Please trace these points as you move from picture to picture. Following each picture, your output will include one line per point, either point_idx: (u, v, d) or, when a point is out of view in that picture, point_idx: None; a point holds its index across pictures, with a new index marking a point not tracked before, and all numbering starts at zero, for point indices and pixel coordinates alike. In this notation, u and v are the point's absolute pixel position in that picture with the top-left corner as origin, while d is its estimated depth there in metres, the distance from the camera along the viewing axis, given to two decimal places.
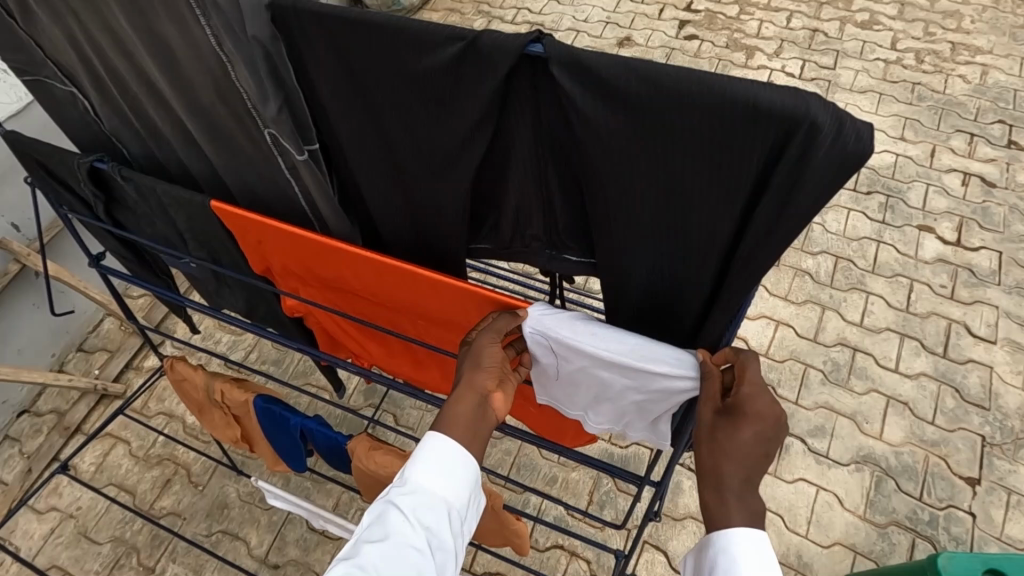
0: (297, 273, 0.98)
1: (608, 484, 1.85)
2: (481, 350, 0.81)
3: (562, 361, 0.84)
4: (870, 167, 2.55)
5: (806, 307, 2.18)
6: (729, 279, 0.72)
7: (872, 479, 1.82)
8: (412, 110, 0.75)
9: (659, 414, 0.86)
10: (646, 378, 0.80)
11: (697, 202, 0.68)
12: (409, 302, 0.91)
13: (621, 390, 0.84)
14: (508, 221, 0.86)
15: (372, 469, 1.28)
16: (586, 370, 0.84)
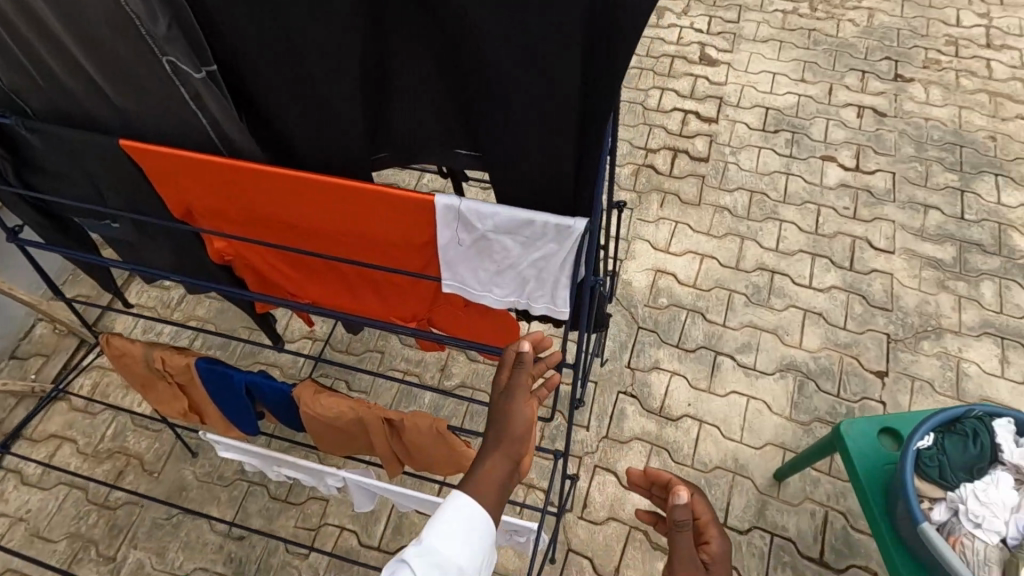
0: (219, 208, 1.01)
1: (557, 419, 1.97)
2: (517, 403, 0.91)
3: (464, 228, 0.83)
4: (776, 108, 2.74)
5: (726, 240, 2.34)
6: (586, 146, 0.83)
7: (795, 383, 1.99)
8: (290, 25, 0.83)
9: (558, 282, 0.86)
10: (543, 241, 0.80)
11: (547, 79, 0.78)
12: (326, 224, 0.95)
13: (519, 253, 0.84)
14: (403, 123, 0.96)
15: (318, 412, 1.35)
16: (489, 238, 0.83)
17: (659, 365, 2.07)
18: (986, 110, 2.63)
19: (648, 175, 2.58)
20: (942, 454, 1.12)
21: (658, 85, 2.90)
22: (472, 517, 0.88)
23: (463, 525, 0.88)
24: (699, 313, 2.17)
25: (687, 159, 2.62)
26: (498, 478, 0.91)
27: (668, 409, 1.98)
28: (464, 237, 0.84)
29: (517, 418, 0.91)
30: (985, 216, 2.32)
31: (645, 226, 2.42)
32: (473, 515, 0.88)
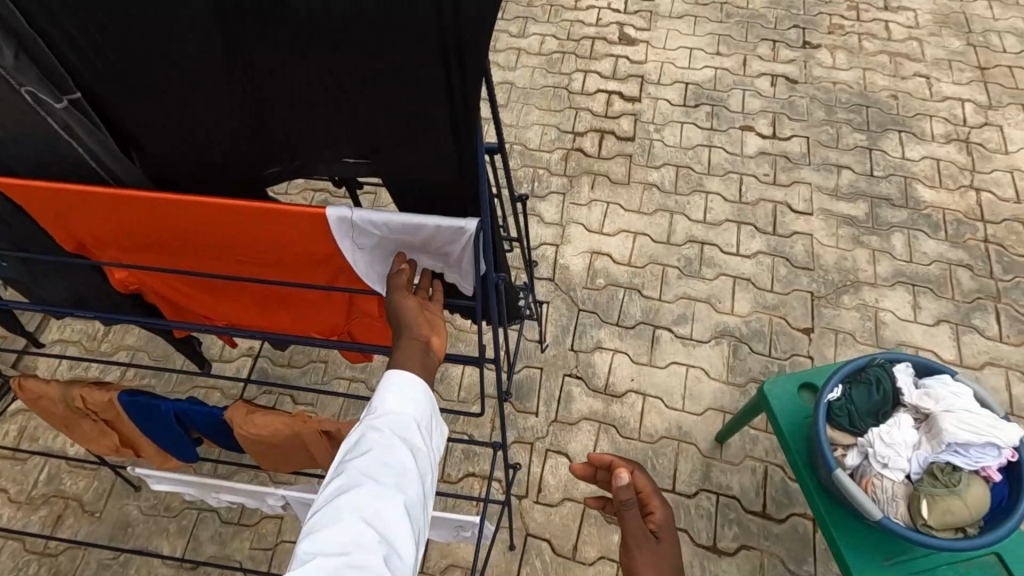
0: (117, 239, 0.97)
1: (507, 409, 2.00)
2: (401, 305, 0.89)
3: (360, 238, 0.83)
4: (696, 82, 2.81)
5: (657, 216, 2.41)
6: (459, 124, 0.85)
7: (729, 348, 2.08)
8: (138, 31, 0.84)
9: (462, 280, 0.87)
10: (439, 242, 0.81)
11: (403, 58, 0.80)
12: (224, 244, 0.93)
13: (419, 254, 0.84)
14: (283, 133, 0.95)
15: (253, 432, 1.32)
16: (386, 243, 0.83)
17: (601, 344, 2.11)
18: (887, 71, 2.78)
19: (577, 158, 2.61)
20: (849, 403, 1.21)
21: (581, 68, 2.93)
22: (414, 385, 0.86)
23: (407, 390, 0.85)
24: (635, 290, 2.22)
25: (614, 139, 2.66)
26: (422, 363, 0.88)
27: (613, 386, 2.03)
28: (361, 247, 0.84)
29: (406, 314, 0.89)
30: (892, 172, 2.45)
31: (578, 209, 2.45)
32: (414, 382, 0.86)
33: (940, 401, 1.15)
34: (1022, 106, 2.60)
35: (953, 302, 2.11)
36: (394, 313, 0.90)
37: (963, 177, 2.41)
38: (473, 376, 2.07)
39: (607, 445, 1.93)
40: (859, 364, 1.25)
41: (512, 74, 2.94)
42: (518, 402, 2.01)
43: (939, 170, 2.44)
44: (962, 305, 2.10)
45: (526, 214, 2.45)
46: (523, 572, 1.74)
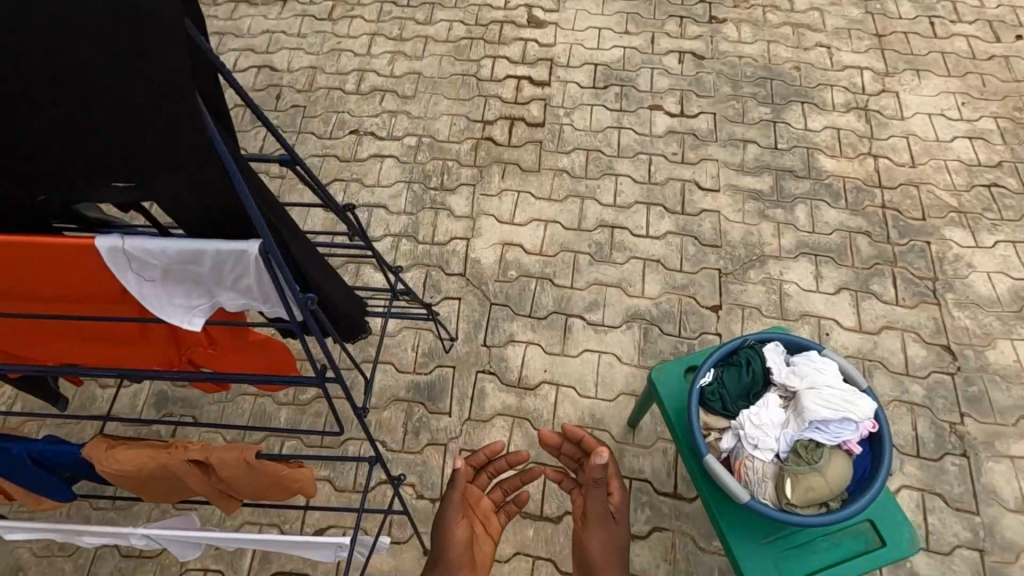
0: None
1: (419, 411, 1.96)
2: (445, 533, 1.33)
3: (142, 267, 0.77)
4: (604, 63, 2.78)
5: (567, 202, 2.38)
6: (189, 113, 0.79)
7: (641, 331, 2.08)
8: None
9: (268, 299, 0.82)
10: (226, 265, 0.75)
11: (101, 50, 0.76)
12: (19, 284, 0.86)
13: (212, 279, 0.79)
14: (30, 169, 0.87)
15: (116, 469, 1.24)
16: (173, 272, 0.78)
17: (514, 338, 2.09)
18: (790, 42, 2.80)
19: (487, 148, 2.55)
20: (721, 387, 1.21)
21: (490, 54, 2.86)
22: None
23: None
24: (547, 280, 2.20)
25: (524, 126, 2.61)
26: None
27: (526, 379, 2.01)
28: (147, 278, 0.78)
29: (447, 533, 1.33)
30: (795, 144, 2.48)
31: (489, 200, 2.41)
32: None
33: (805, 379, 1.17)
34: (916, 71, 2.66)
35: (853, 269, 2.16)
36: (437, 537, 1.34)
37: (862, 144, 2.46)
38: (384, 381, 2.02)
39: (521, 439, 1.91)
40: (732, 347, 1.26)
41: (419, 63, 2.85)
42: (431, 403, 1.97)
43: (839, 139, 2.48)
44: (862, 272, 2.16)
45: (436, 209, 2.39)
46: None
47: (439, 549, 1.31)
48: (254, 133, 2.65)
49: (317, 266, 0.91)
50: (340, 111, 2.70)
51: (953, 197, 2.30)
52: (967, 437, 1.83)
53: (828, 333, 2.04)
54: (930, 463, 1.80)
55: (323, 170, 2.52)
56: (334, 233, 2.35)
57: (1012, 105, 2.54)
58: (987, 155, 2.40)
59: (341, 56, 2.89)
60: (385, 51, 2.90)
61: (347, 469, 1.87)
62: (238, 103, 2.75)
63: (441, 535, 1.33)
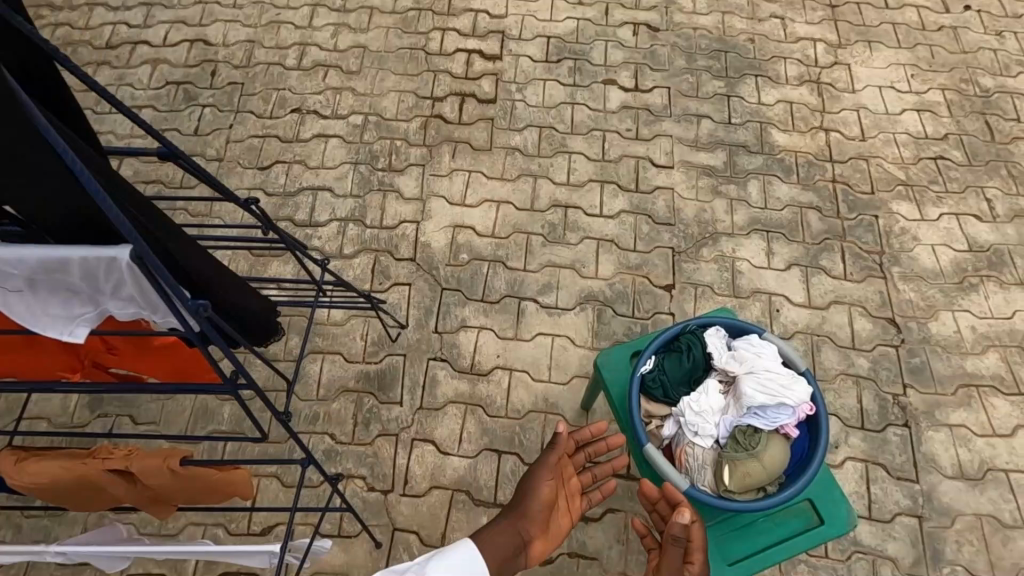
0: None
1: (370, 402, 1.91)
2: (535, 483, 1.44)
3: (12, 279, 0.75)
4: (557, 36, 2.69)
5: (520, 182, 2.32)
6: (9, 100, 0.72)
7: (594, 313, 2.06)
8: None
9: (154, 306, 0.80)
10: (100, 270, 0.74)
11: None
12: None
13: (90, 289, 0.77)
14: None
15: (29, 482, 1.17)
16: (46, 282, 0.76)
17: (466, 323, 2.04)
18: (745, 13, 2.75)
19: (437, 126, 2.46)
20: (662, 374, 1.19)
21: (439, 26, 2.73)
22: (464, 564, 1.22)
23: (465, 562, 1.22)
24: (500, 263, 2.15)
25: (475, 102, 2.52)
26: (512, 531, 1.37)
27: (479, 364, 1.98)
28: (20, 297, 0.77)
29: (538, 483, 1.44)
30: (748, 118, 2.46)
31: (439, 181, 2.32)
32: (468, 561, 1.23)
33: (742, 364, 1.16)
34: (868, 43, 2.66)
35: (803, 245, 2.17)
36: (526, 482, 1.46)
37: (814, 118, 2.46)
38: (332, 372, 1.96)
39: (474, 426, 1.88)
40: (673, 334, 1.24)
41: (365, 36, 2.70)
42: (381, 393, 1.93)
43: (792, 113, 2.47)
44: (812, 247, 2.17)
45: (384, 191, 2.30)
46: (391, 567, 1.69)
47: (523, 498, 1.43)
48: (188, 112, 2.49)
49: (209, 267, 0.85)
50: (280, 88, 2.56)
51: (900, 170, 2.32)
52: (909, 408, 1.88)
53: (778, 309, 2.05)
54: (874, 434, 1.84)
55: (264, 151, 2.39)
56: (277, 219, 2.24)
57: (958, 77, 2.56)
58: (934, 128, 2.42)
59: (281, 29, 2.72)
60: (328, 23, 2.74)
61: (295, 464, 1.82)
62: (170, 80, 2.58)
63: (531, 481, 1.45)
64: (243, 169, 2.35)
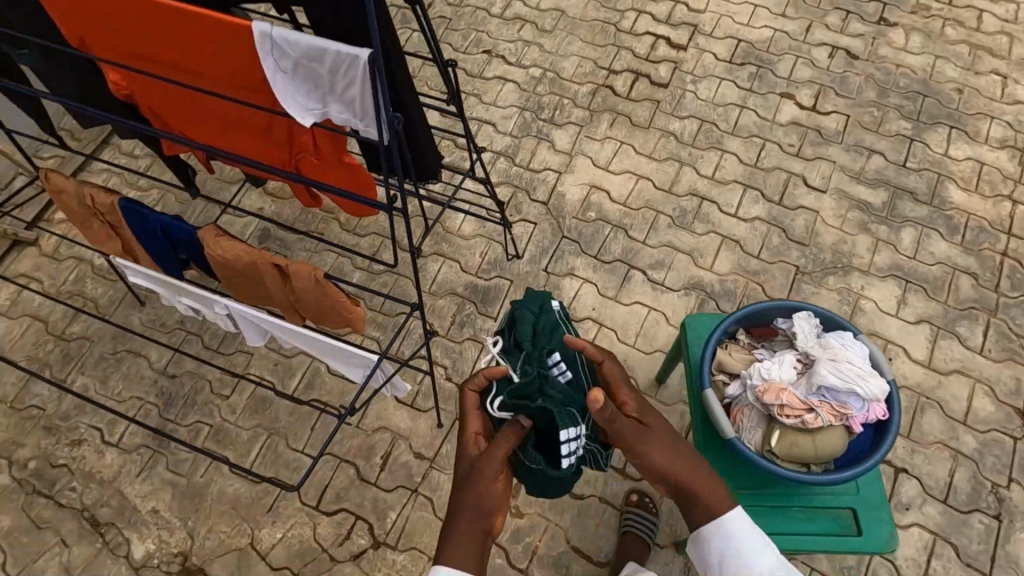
0: (143, 98, 1.25)
1: (470, 309, 2.13)
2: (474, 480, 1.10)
3: (272, 48, 0.93)
4: (749, 41, 2.70)
5: (666, 163, 2.40)
6: None
7: (696, 301, 2.11)
8: None
9: (342, 93, 0.95)
10: (336, 58, 0.89)
11: None
12: (200, 64, 1.05)
13: (316, 75, 0.94)
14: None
15: (221, 253, 1.51)
16: (291, 62, 0.94)
17: (573, 271, 2.19)
18: (962, 62, 2.56)
19: (605, 95, 2.60)
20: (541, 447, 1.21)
21: (636, 7, 2.85)
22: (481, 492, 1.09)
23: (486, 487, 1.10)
24: (622, 230, 2.25)
25: (647, 83, 2.62)
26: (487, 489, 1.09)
27: (573, 310, 2.11)
28: (284, 67, 0.95)
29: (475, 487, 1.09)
30: (926, 166, 2.32)
31: (591, 143, 2.47)
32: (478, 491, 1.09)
33: (829, 351, 1.18)
34: None
35: (943, 305, 2.03)
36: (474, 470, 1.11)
37: (1003, 186, 2.26)
38: (447, 274, 2.21)
39: None
40: (755, 310, 1.28)
41: (567, 2, 2.89)
42: (482, 305, 2.14)
43: (979, 174, 2.29)
44: (952, 310, 2.02)
45: (539, 138, 2.50)
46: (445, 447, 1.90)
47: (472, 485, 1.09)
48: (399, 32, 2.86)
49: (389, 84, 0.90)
50: (480, 30, 2.84)
51: None
52: (1006, 502, 1.72)
53: (891, 358, 1.95)
54: (955, 512, 1.72)
55: (449, 79, 2.70)
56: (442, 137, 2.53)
57: None
58: None
59: None
60: None
61: (394, 336, 2.10)
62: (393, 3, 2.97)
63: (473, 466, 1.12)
64: (428, 89, 2.67)
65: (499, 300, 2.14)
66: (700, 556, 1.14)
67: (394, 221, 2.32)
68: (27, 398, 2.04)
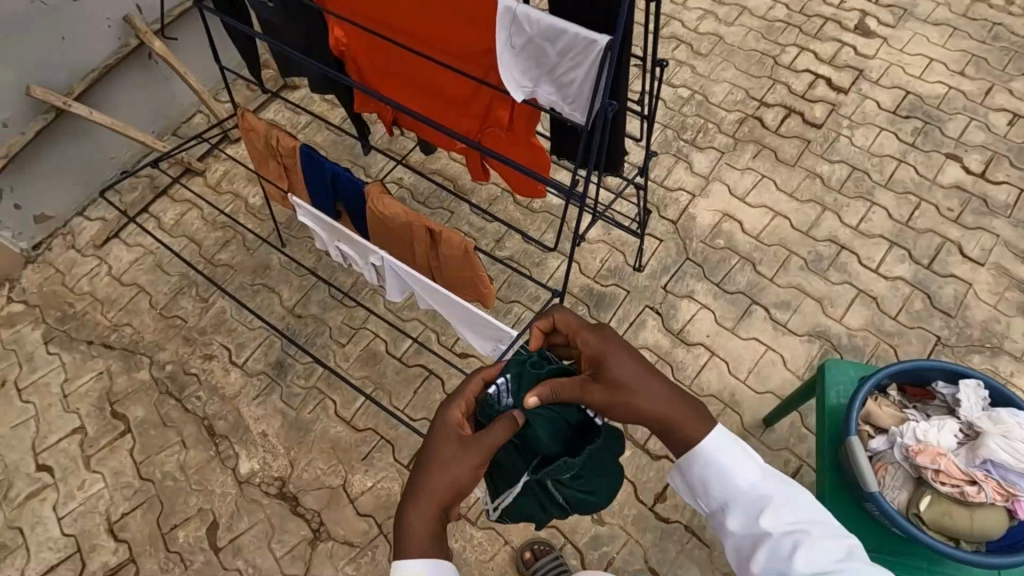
0: (358, 55, 1.37)
1: (582, 311, 2.15)
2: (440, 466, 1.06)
3: (513, 24, 0.99)
4: (918, 94, 2.55)
5: (807, 205, 2.31)
6: None
7: (819, 350, 2.01)
8: None
9: (564, 76, 1.00)
10: (574, 42, 0.94)
11: None
12: (433, 33, 1.15)
13: (546, 54, 0.99)
14: None
15: (380, 211, 1.62)
16: (526, 40, 0.99)
17: (692, 294, 2.15)
18: None
19: (752, 126, 2.54)
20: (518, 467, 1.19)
21: (799, 43, 2.76)
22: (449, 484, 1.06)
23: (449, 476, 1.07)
24: (750, 263, 2.19)
25: (800, 121, 2.54)
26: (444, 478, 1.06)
27: (687, 333, 2.08)
28: (516, 42, 1.01)
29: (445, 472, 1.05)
30: None
31: (731, 171, 2.42)
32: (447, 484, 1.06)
33: (998, 425, 1.12)
34: None
35: None
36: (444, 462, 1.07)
37: None
38: (565, 273, 2.24)
39: None
40: (915, 367, 1.21)
41: (727, 28, 2.85)
42: (594, 310, 2.15)
43: None
44: None
45: (678, 158, 2.48)
46: None
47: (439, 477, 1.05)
48: None
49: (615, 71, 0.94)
50: None
51: None
52: None
53: None
54: None
55: None
56: None
57: None
58: None
59: None
60: (700, 6, 2.93)
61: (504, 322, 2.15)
62: None
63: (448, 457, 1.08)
64: None
65: (612, 307, 2.14)
66: (693, 484, 1.14)
67: (522, 212, 2.38)
68: (174, 309, 2.27)
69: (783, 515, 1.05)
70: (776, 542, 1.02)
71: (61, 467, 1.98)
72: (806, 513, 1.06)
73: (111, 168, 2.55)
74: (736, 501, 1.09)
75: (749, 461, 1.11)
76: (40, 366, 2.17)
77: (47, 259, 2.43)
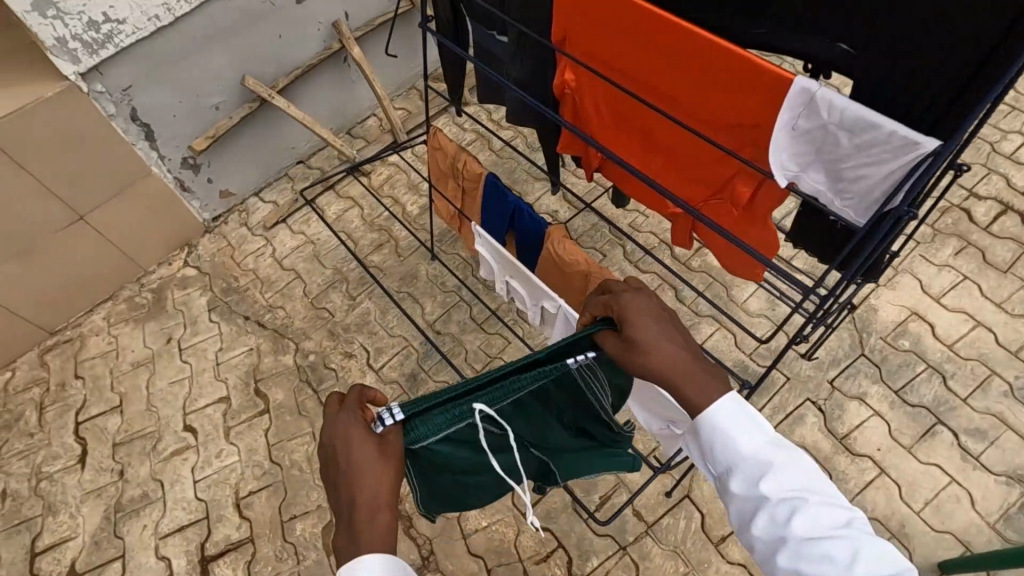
0: (586, 98, 1.31)
1: None
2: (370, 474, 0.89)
3: (807, 107, 0.88)
4: None
5: (1019, 321, 2.00)
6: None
7: (1019, 497, 1.72)
8: None
9: (859, 171, 0.88)
10: (886, 140, 0.82)
11: None
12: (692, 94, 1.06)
13: (842, 145, 0.87)
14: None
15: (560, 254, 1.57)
16: (819, 126, 0.88)
17: (864, 397, 1.91)
18: None
19: (957, 217, 2.25)
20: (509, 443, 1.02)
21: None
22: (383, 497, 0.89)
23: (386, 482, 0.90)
24: (939, 374, 1.93)
25: (1018, 220, 2.21)
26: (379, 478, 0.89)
27: (854, 441, 1.85)
28: (801, 124, 0.91)
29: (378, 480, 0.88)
30: None
31: (926, 265, 2.14)
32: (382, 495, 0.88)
33: None
34: None
35: None
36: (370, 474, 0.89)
37: None
38: (719, 343, 2.08)
39: None
40: None
41: None
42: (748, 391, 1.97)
43: None
44: None
45: None
46: (668, 520, 1.77)
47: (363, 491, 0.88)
48: None
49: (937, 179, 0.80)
50: None
51: None
52: None
53: None
54: None
55: None
56: None
57: None
58: None
59: None
60: None
61: None
62: None
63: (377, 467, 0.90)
64: None
65: (770, 392, 1.95)
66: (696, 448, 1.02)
67: (679, 268, 2.25)
68: (324, 301, 2.36)
69: (786, 482, 0.91)
70: (774, 510, 0.89)
71: (204, 432, 2.10)
72: (811, 475, 0.92)
73: (289, 157, 2.74)
74: (737, 466, 0.95)
75: (755, 426, 0.96)
76: (201, 331, 2.33)
77: (222, 231, 2.62)
